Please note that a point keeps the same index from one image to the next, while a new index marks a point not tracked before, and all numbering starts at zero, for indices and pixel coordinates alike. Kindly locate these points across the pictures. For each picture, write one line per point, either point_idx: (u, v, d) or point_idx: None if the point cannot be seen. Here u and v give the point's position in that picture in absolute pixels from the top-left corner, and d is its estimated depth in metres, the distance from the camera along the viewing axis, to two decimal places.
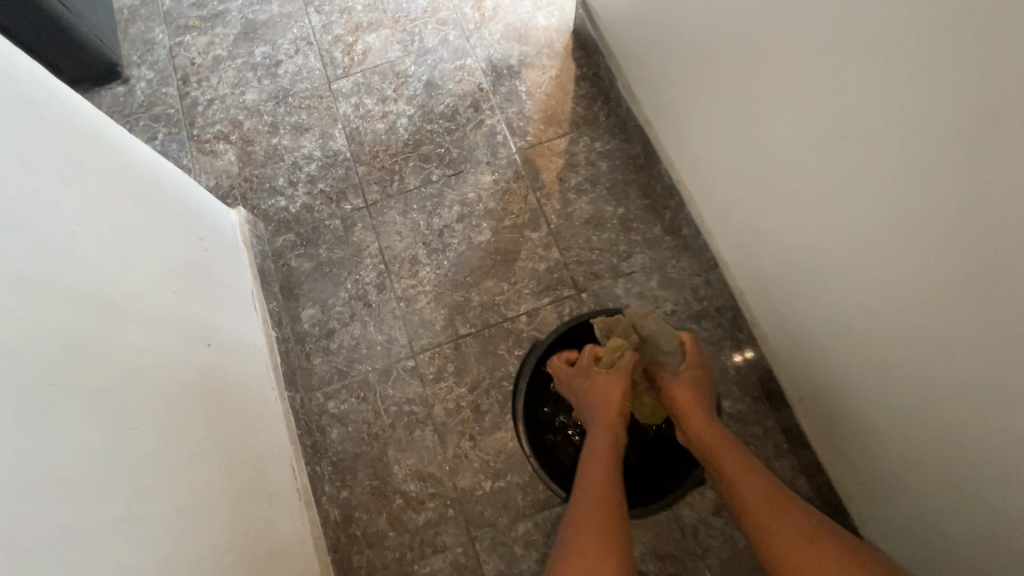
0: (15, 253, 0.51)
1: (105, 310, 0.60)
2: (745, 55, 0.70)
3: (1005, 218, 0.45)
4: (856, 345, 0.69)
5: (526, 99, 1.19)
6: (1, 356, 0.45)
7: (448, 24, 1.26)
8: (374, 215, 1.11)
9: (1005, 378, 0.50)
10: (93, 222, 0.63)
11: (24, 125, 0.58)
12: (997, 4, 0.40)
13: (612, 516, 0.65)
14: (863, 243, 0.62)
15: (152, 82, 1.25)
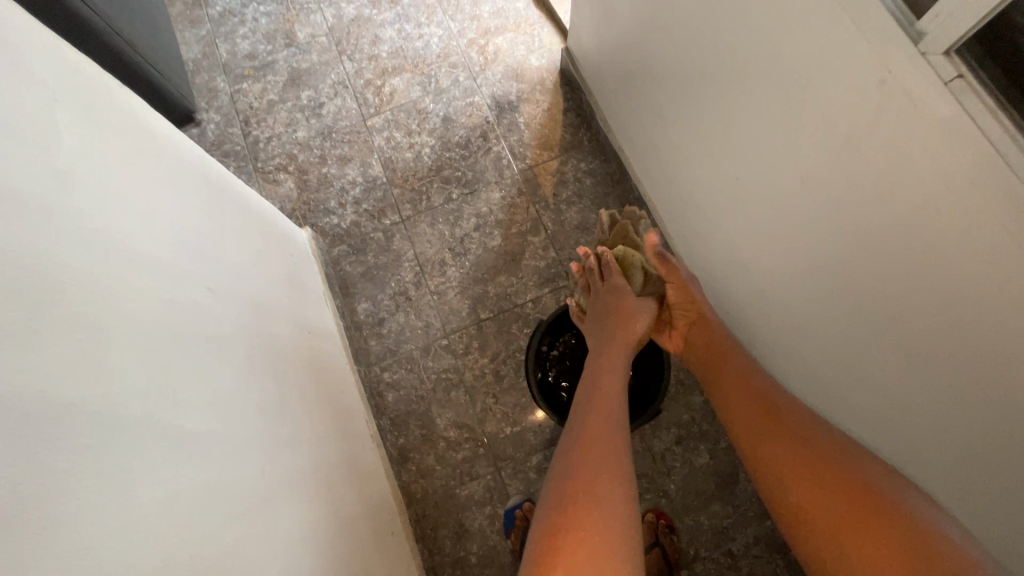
0: (209, 270, 0.77)
1: (254, 309, 0.86)
2: (681, 113, 1.00)
3: (815, 235, 0.76)
4: (759, 315, 1.01)
5: (525, 129, 1.48)
6: (222, 338, 0.73)
7: (458, 66, 1.55)
8: (409, 227, 1.40)
9: (827, 330, 0.82)
10: (236, 247, 0.89)
11: (194, 181, 0.84)
12: (798, 115, 0.71)
13: (613, 408, 0.80)
14: (758, 246, 0.92)
15: (220, 123, 1.54)
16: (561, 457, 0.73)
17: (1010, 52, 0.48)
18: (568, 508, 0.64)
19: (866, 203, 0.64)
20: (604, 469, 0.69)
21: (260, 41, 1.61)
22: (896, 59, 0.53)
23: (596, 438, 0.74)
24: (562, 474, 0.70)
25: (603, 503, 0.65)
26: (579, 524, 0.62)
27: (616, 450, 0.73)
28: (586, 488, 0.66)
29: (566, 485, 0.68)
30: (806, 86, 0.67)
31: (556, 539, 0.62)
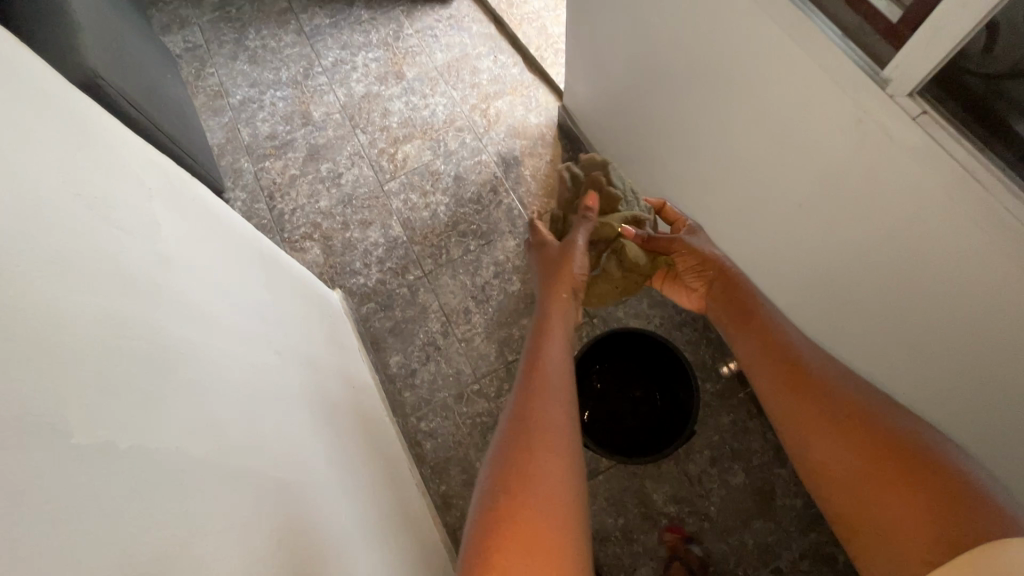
0: (264, 329, 0.82)
1: (305, 365, 0.91)
2: (680, 157, 1.11)
3: (823, 250, 0.85)
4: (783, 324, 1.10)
5: (531, 180, 1.59)
6: (286, 394, 0.78)
7: (464, 129, 1.68)
8: (432, 280, 1.49)
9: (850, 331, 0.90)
10: (282, 308, 0.95)
11: (242, 248, 0.90)
12: (788, 152, 0.80)
13: (560, 396, 0.74)
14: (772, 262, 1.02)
15: (246, 200, 1.64)
16: (496, 455, 0.67)
17: (965, 89, 0.58)
18: (502, 510, 0.59)
19: (862, 221, 0.74)
20: (542, 467, 0.63)
21: (279, 122, 1.75)
22: (870, 104, 0.63)
23: (535, 432, 0.67)
24: (497, 472, 0.64)
25: (541, 504, 0.59)
26: (513, 526, 0.57)
27: (559, 445, 0.67)
28: (520, 489, 0.60)
29: (503, 487, 0.61)
30: (792, 128, 0.77)
31: (491, 543, 0.56)
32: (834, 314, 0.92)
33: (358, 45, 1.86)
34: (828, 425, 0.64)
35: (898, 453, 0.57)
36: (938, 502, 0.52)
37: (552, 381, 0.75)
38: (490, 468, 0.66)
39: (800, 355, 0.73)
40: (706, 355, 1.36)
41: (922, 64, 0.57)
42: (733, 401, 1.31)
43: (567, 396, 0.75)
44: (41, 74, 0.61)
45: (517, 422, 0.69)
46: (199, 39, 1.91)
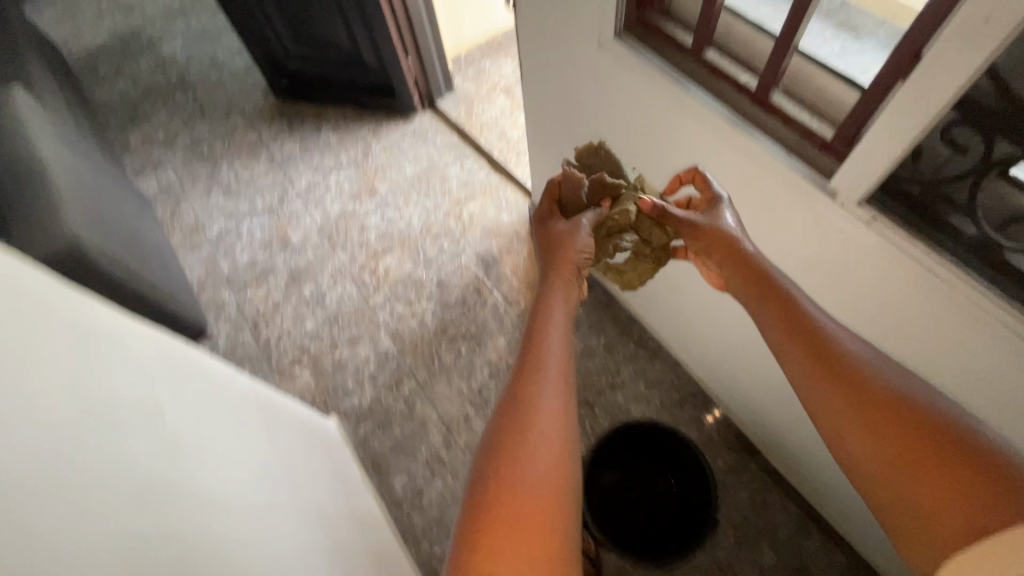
0: (279, 494, 0.81)
1: (319, 519, 0.89)
2: None
3: None
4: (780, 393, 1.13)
5: (512, 276, 1.64)
6: (306, 563, 0.75)
7: (441, 236, 1.74)
8: (427, 390, 1.47)
9: None
10: (292, 460, 0.94)
11: (246, 408, 0.90)
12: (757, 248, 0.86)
13: (562, 371, 0.69)
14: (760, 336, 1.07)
15: (230, 332, 1.63)
16: (499, 431, 0.64)
17: (906, 195, 0.62)
18: (499, 505, 0.58)
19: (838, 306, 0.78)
20: (536, 453, 0.61)
21: (258, 250, 1.78)
22: (826, 212, 0.68)
23: (535, 413, 0.64)
24: (499, 458, 0.62)
25: (538, 501, 0.58)
26: (508, 522, 0.57)
27: (557, 426, 0.64)
28: (516, 483, 0.59)
29: (499, 480, 0.60)
30: (757, 229, 0.83)
31: (487, 540, 0.56)
32: None
33: (329, 167, 1.94)
34: (861, 411, 0.62)
35: (933, 445, 0.56)
36: (976, 497, 0.52)
37: (551, 353, 0.70)
38: (488, 447, 0.64)
39: (819, 338, 0.68)
40: (711, 430, 1.36)
41: (863, 179, 0.61)
42: (746, 475, 1.30)
43: (569, 369, 0.71)
44: (61, 289, 0.64)
45: (522, 400, 0.66)
46: (172, 179, 1.97)
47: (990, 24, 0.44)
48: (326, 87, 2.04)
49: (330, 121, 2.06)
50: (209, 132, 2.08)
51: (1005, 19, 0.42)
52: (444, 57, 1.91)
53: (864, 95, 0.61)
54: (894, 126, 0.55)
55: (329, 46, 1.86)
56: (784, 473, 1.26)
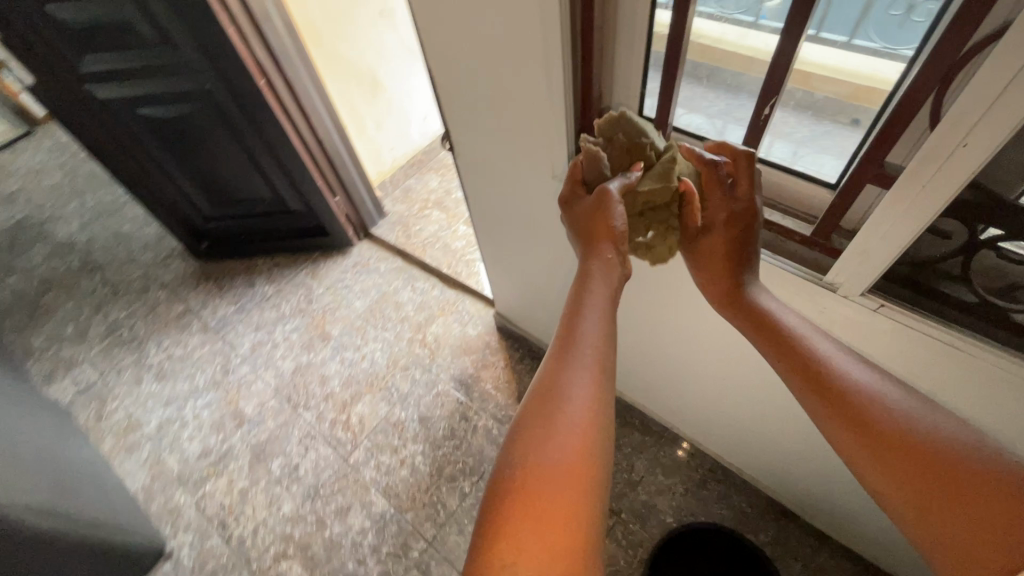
0: None
1: None
2: (644, 335, 1.20)
3: None
4: (804, 457, 1.11)
5: (496, 392, 1.56)
6: None
7: (411, 366, 1.65)
8: (440, 547, 1.32)
9: None
10: None
11: None
12: None
13: (602, 352, 0.62)
14: (769, 402, 1.08)
15: (193, 541, 1.40)
16: (534, 410, 0.59)
17: (896, 274, 0.66)
18: (517, 498, 0.52)
19: None
20: (562, 429, 0.56)
21: (209, 434, 1.59)
22: (825, 300, 0.70)
23: (564, 393, 0.59)
24: (529, 443, 0.56)
25: (560, 493, 0.53)
26: (528, 516, 0.51)
27: (583, 407, 0.58)
28: (538, 472, 0.54)
29: (522, 472, 0.54)
30: None
31: (504, 537, 0.51)
32: None
33: (272, 322, 1.82)
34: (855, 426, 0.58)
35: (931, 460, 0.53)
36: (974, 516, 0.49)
37: (585, 329, 0.63)
38: (517, 428, 0.58)
39: (807, 357, 0.64)
40: (743, 502, 1.31)
41: (865, 271, 0.63)
42: (792, 543, 1.25)
43: (608, 348, 0.63)
44: None
45: (553, 376, 0.61)
46: (92, 376, 1.75)
47: (968, 148, 0.46)
48: (251, 239, 1.95)
49: (262, 272, 1.96)
50: (127, 313, 1.90)
51: (983, 144, 0.45)
52: (370, 188, 1.90)
53: (837, 199, 0.63)
54: (886, 228, 0.57)
55: (249, 200, 1.80)
56: (829, 532, 1.22)
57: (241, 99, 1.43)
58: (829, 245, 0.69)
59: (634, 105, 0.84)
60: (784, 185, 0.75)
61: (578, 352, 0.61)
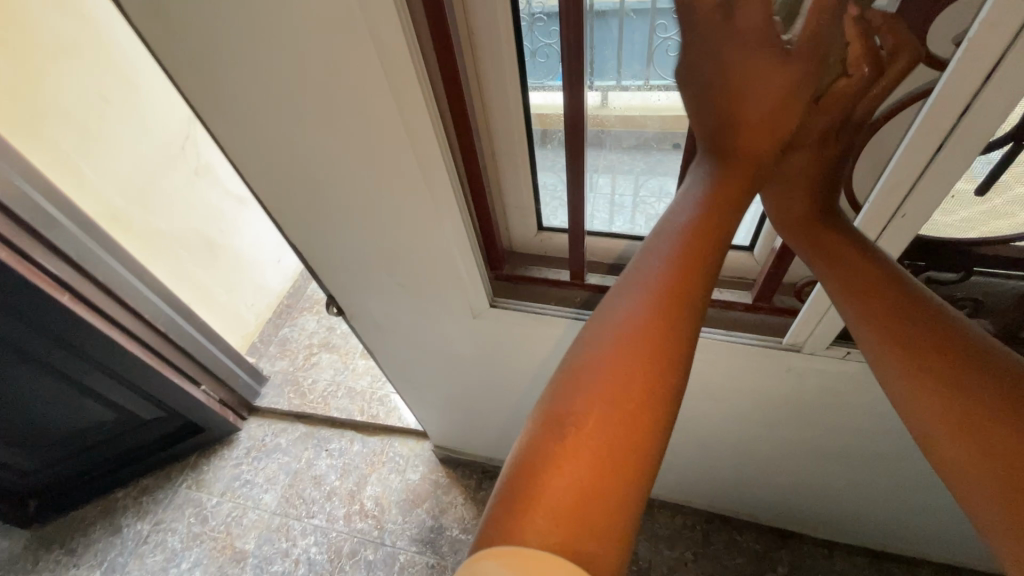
0: None
1: None
2: None
3: (797, 438, 0.90)
4: (795, 494, 1.09)
5: (466, 535, 1.37)
6: None
7: (359, 547, 1.38)
8: None
9: (860, 474, 0.95)
10: None
11: None
12: (722, 402, 0.86)
13: (692, 262, 0.42)
14: (748, 464, 1.04)
15: None
16: (595, 331, 0.42)
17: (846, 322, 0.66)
18: (553, 443, 0.36)
19: (832, 409, 0.79)
20: (617, 357, 0.39)
21: None
22: (795, 360, 0.69)
23: (631, 311, 0.41)
24: (578, 366, 0.40)
25: (615, 447, 0.36)
26: (566, 465, 0.35)
27: (649, 343, 0.39)
28: (584, 405, 0.37)
29: (572, 411, 0.37)
30: (722, 386, 0.82)
31: (532, 486, 0.34)
32: (837, 469, 0.96)
33: (159, 568, 1.41)
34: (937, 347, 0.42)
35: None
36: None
37: (668, 229, 0.44)
38: (577, 344, 0.42)
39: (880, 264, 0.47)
40: (751, 543, 1.27)
41: (824, 331, 0.63)
42: (810, 565, 1.23)
43: (704, 258, 0.43)
44: None
45: (620, 288, 0.43)
46: None
47: (908, 217, 0.49)
48: (99, 474, 1.53)
49: (126, 510, 1.53)
50: None
51: (922, 213, 0.48)
52: (240, 358, 1.62)
53: (772, 268, 0.64)
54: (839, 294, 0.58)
55: (81, 429, 1.41)
56: (836, 538, 1.23)
57: (37, 322, 1.11)
58: (772, 306, 0.70)
59: (532, 221, 0.81)
60: None
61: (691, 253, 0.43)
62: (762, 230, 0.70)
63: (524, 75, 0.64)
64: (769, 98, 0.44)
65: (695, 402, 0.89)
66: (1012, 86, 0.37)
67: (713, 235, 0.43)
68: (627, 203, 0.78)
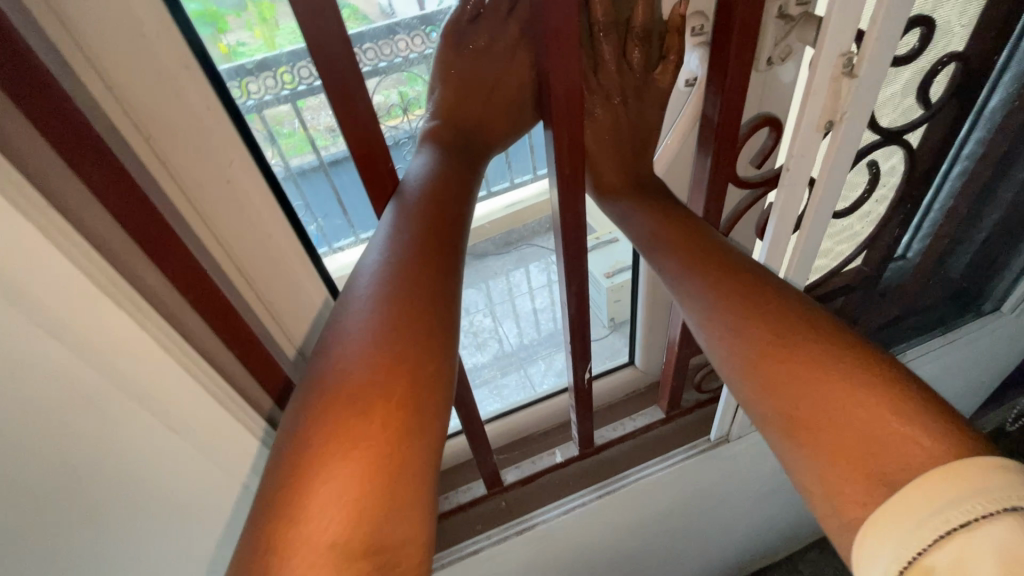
0: None
1: None
2: None
3: (751, 515, 0.88)
4: (758, 552, 1.08)
5: None
6: None
7: None
8: None
9: (801, 508, 0.98)
10: None
11: None
12: (685, 525, 0.80)
13: (456, 176, 0.37)
14: (718, 557, 0.99)
15: None
16: (367, 253, 0.32)
17: None
18: (335, 403, 0.26)
19: (771, 475, 0.80)
20: (379, 320, 0.28)
21: None
22: (731, 450, 0.68)
23: (406, 237, 0.32)
24: (353, 302, 0.29)
25: (388, 442, 0.25)
26: (355, 434, 0.25)
27: (437, 263, 0.31)
28: (369, 348, 0.27)
29: (346, 368, 0.27)
30: (681, 514, 0.76)
31: (302, 475, 0.24)
32: (786, 515, 0.97)
33: None
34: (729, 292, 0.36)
35: (855, 381, 0.31)
36: (865, 483, 0.29)
37: (399, 194, 0.34)
38: (328, 355, 0.28)
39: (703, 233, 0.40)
40: None
41: (743, 416, 0.64)
42: None
43: (469, 177, 0.38)
44: None
45: (367, 276, 0.30)
46: None
47: None
48: None
49: None
50: None
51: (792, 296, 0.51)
52: None
53: (671, 376, 0.64)
54: None
55: None
56: None
57: None
58: (684, 408, 0.70)
59: None
60: (602, 394, 0.71)
61: (449, 230, 0.33)
62: (637, 341, 0.69)
63: (339, 300, 0.49)
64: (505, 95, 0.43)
65: (660, 541, 0.80)
66: (830, 192, 0.42)
67: (462, 178, 0.37)
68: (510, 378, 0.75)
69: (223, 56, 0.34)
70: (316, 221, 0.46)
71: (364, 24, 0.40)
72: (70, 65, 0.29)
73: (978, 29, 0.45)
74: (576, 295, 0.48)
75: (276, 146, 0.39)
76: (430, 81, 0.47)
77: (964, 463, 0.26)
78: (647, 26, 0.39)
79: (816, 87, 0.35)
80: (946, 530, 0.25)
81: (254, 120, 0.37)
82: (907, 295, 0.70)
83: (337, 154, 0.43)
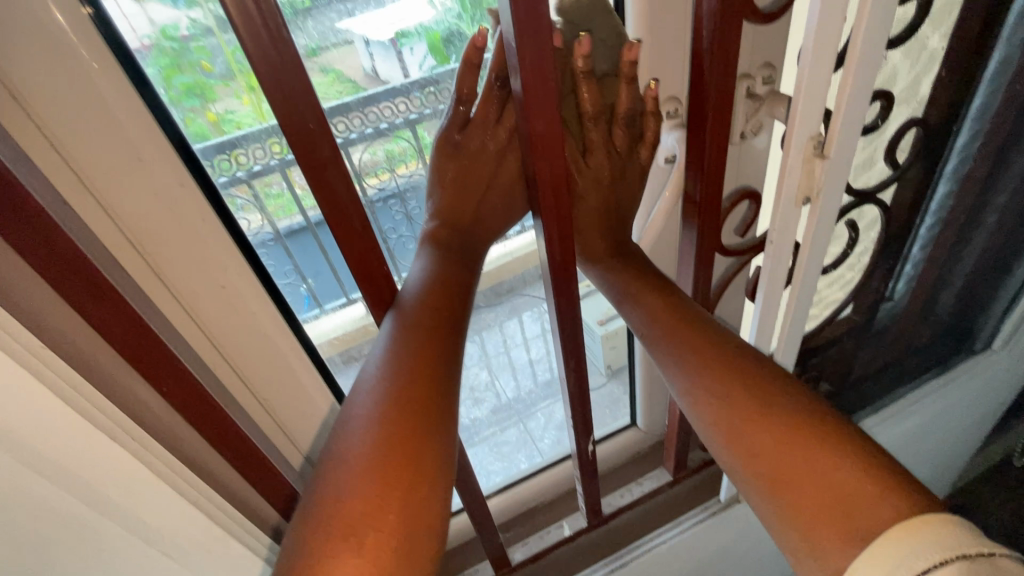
0: None
1: None
2: None
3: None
4: None
5: None
6: None
7: None
8: None
9: None
10: None
11: None
12: None
13: (455, 276, 0.39)
14: None
15: None
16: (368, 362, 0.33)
17: None
18: (341, 513, 0.27)
19: None
20: (383, 428, 0.29)
21: None
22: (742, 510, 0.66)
23: (411, 339, 0.33)
24: (354, 412, 0.30)
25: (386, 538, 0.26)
26: (363, 543, 0.26)
27: (438, 366, 0.32)
28: (372, 458, 0.28)
29: (354, 482, 0.28)
30: None
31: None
32: None
33: None
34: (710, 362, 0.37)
35: (818, 437, 0.31)
36: (832, 533, 0.29)
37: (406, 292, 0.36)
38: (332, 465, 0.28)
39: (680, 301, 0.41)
40: None
41: None
42: None
43: (464, 277, 0.39)
44: None
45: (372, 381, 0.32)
46: None
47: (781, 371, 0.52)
48: None
49: None
50: None
51: (789, 358, 0.51)
52: None
53: (675, 437, 0.63)
54: None
55: None
56: None
57: None
58: (691, 469, 0.68)
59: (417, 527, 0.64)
60: (607, 457, 0.70)
61: (446, 324, 0.35)
62: (637, 401, 0.68)
63: (336, 386, 0.49)
64: (501, 181, 0.45)
65: None
66: (814, 260, 0.43)
67: (461, 275, 0.39)
68: (513, 446, 0.73)
69: (208, 127, 0.34)
70: (305, 282, 0.44)
71: (349, 87, 0.42)
72: (67, 195, 0.30)
73: (932, 97, 0.48)
74: (575, 370, 0.48)
75: (262, 207, 0.38)
76: (415, 139, 0.49)
77: (927, 518, 0.26)
78: (630, 109, 0.39)
79: (790, 166, 0.36)
80: (925, 567, 0.25)
81: (238, 190, 0.36)
82: (900, 339, 0.71)
83: (299, 224, 0.41)
